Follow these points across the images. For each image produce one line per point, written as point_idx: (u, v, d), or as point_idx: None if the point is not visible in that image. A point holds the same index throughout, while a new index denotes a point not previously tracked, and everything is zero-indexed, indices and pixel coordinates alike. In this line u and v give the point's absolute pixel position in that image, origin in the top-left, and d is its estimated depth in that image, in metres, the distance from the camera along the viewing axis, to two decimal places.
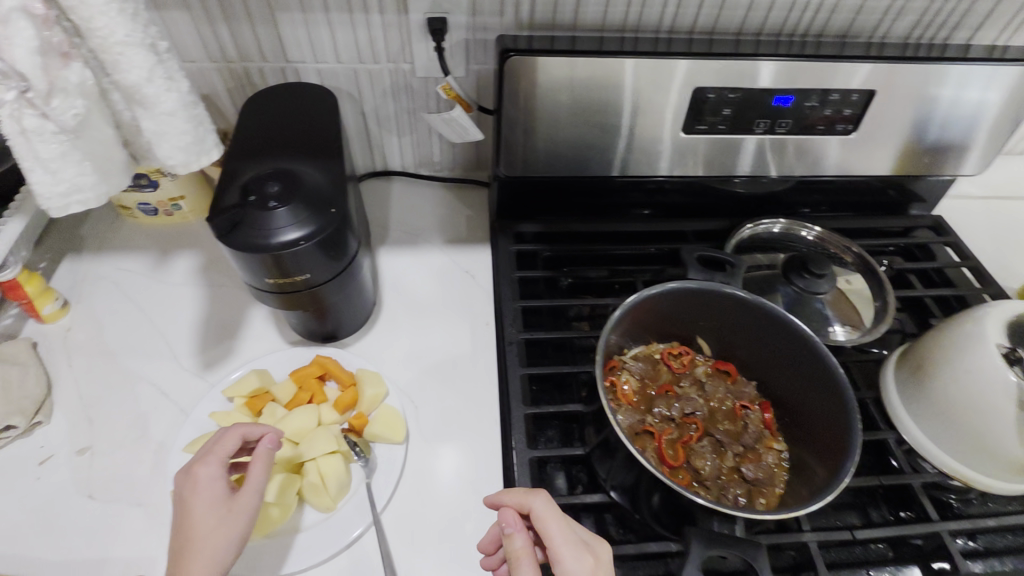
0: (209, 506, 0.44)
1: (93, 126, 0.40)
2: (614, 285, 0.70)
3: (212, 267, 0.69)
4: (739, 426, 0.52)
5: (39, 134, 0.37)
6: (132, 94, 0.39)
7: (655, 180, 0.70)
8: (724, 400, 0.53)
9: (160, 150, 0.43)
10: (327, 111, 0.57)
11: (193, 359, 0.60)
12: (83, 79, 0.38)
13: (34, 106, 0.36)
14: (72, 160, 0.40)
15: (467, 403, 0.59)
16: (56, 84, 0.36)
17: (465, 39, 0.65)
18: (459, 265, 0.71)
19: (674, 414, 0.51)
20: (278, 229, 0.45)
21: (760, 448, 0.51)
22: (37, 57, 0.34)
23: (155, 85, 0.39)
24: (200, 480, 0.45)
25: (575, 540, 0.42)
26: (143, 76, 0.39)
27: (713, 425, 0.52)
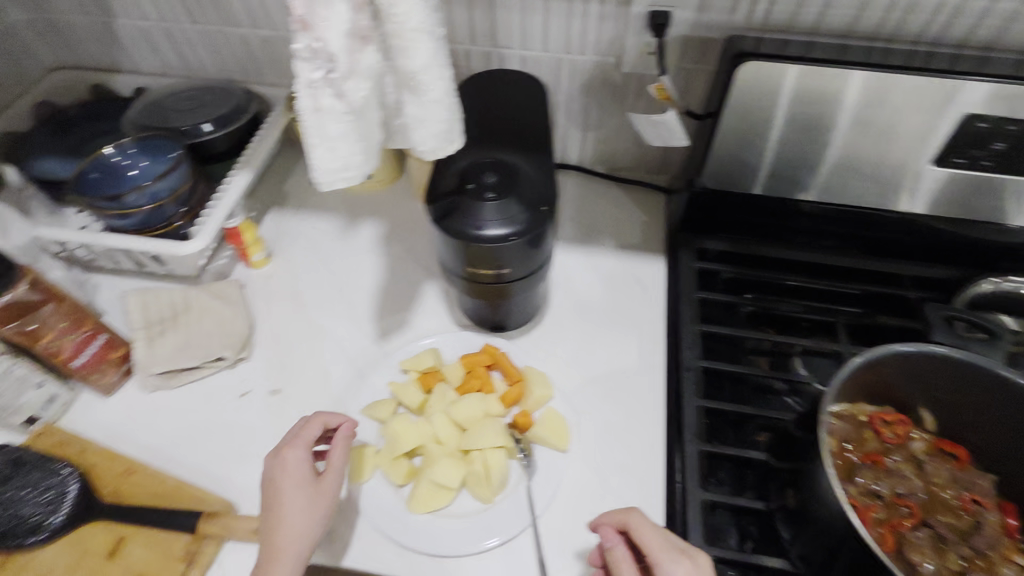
0: (296, 488, 0.45)
1: (370, 112, 0.35)
2: (802, 323, 0.62)
3: (392, 239, 0.72)
4: (968, 523, 0.44)
5: (330, 116, 0.32)
6: (409, 81, 0.35)
7: (872, 212, 0.62)
8: (948, 487, 0.45)
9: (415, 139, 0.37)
10: (538, 101, 0.56)
11: (370, 325, 0.63)
12: (374, 64, 0.33)
13: (331, 88, 0.31)
14: (350, 143, 0.34)
15: (631, 422, 0.55)
16: (354, 66, 0.32)
17: (684, 36, 0.60)
18: (631, 273, 0.67)
19: (883, 490, 0.45)
20: (492, 221, 0.46)
21: (995, 557, 0.42)
22: (345, 37, 0.31)
23: (431, 71, 0.35)
24: (287, 463, 0.46)
25: (668, 545, 0.41)
26: (424, 61, 0.34)
27: (932, 513, 0.44)
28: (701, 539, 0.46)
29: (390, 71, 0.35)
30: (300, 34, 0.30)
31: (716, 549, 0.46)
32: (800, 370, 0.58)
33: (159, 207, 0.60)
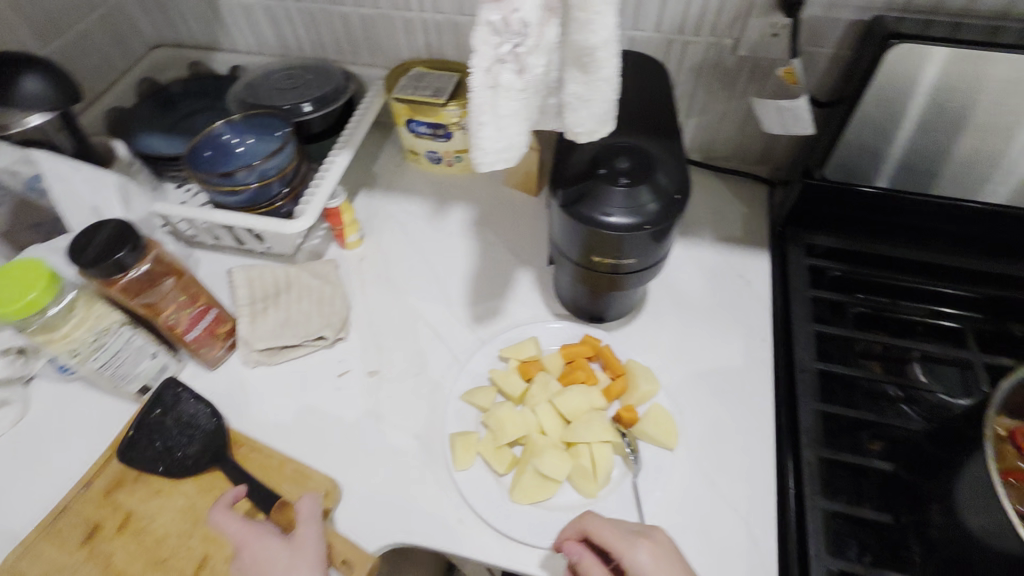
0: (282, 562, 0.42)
1: (538, 91, 0.34)
2: (916, 326, 0.59)
3: (483, 224, 0.71)
4: None
5: (508, 92, 0.32)
6: (584, 57, 0.33)
7: (1007, 210, 0.57)
8: None
9: (575, 118, 0.36)
10: (659, 84, 0.53)
11: (465, 310, 0.62)
12: (554, 40, 0.33)
13: (516, 61, 0.31)
14: (518, 121, 0.34)
15: (737, 422, 0.53)
16: (538, 41, 0.32)
17: (815, 17, 0.56)
18: (733, 267, 0.65)
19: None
20: (624, 208, 0.44)
21: None
22: (540, 9, 0.30)
23: (611, 47, 0.33)
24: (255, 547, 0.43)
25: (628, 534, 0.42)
26: (607, 37, 0.32)
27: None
28: (825, 550, 0.43)
29: (561, 46, 0.34)
30: (492, 5, 0.30)
31: (841, 561, 0.43)
32: (917, 377, 0.55)
33: (267, 185, 0.60)
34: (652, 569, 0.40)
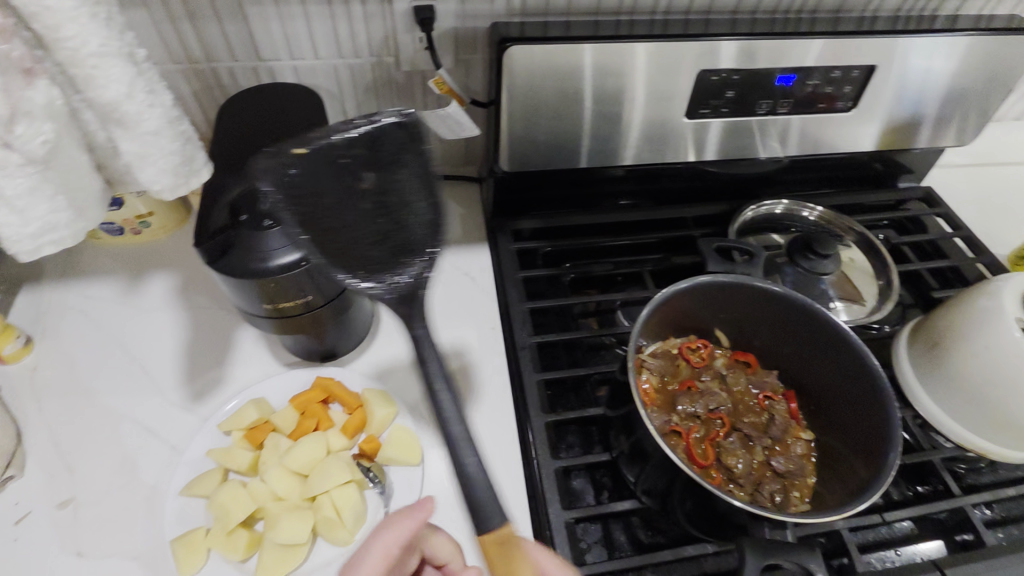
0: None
1: (66, 152, 0.40)
2: (617, 278, 0.68)
3: (190, 288, 0.63)
4: (764, 418, 0.51)
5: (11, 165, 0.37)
6: (111, 114, 0.40)
7: (650, 167, 0.69)
8: (746, 391, 0.53)
9: (141, 173, 0.43)
10: (313, 114, 0.52)
11: (180, 392, 0.55)
12: (51, 98, 0.37)
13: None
14: (41, 195, 0.39)
15: (479, 413, 0.57)
16: (21, 105, 0.36)
17: (453, 30, 0.61)
18: (457, 267, 0.68)
19: (698, 410, 0.50)
20: (277, 251, 0.42)
21: (788, 439, 0.51)
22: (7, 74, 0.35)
23: (135, 102, 0.40)
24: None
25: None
26: (122, 92, 0.39)
27: (740, 419, 0.51)
28: (559, 507, 0.48)
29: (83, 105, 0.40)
30: None
31: (574, 510, 0.48)
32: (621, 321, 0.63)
33: None
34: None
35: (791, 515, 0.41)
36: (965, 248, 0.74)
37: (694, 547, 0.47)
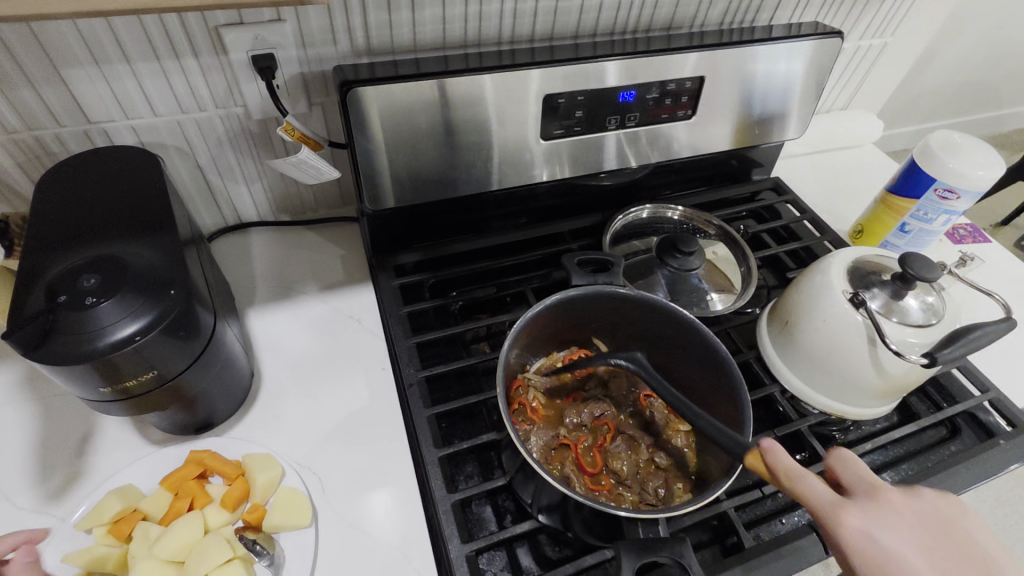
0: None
1: None
2: (505, 298, 0.69)
3: (38, 376, 0.57)
4: (647, 416, 0.54)
5: None
6: None
7: (521, 188, 0.71)
8: (628, 393, 0.55)
9: None
10: (153, 178, 0.50)
11: (29, 495, 0.50)
12: None
13: None
14: None
15: (373, 460, 0.55)
16: None
17: (301, 73, 0.61)
18: (341, 310, 0.67)
19: (583, 420, 0.53)
20: (105, 329, 0.39)
21: (669, 432, 0.54)
22: None
23: None
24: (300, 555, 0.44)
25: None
26: None
27: (624, 420, 0.54)
28: (459, 542, 0.47)
29: None
30: None
31: (475, 542, 0.48)
32: None
33: None
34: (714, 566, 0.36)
35: (661, 510, 0.44)
36: (813, 228, 0.82)
37: (593, 555, 0.48)
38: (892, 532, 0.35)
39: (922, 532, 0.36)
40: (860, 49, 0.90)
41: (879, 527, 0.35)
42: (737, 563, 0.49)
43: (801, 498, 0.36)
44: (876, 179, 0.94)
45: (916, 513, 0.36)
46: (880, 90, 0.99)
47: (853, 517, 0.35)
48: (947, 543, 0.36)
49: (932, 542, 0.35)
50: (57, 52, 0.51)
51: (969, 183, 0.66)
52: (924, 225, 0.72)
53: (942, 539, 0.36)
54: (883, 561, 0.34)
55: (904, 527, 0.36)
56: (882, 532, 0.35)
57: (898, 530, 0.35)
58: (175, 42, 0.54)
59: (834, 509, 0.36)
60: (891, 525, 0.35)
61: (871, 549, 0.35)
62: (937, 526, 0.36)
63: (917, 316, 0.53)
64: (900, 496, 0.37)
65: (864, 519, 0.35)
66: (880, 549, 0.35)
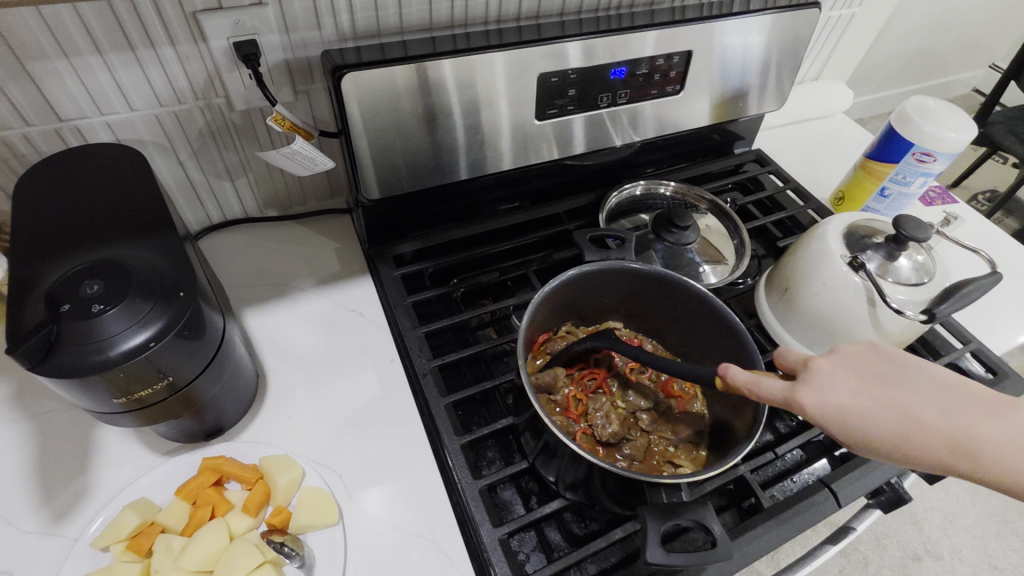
0: (851, 399, 0.38)
1: None
2: (506, 282, 0.69)
3: (26, 393, 0.54)
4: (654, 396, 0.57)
5: None
6: None
7: (514, 170, 0.70)
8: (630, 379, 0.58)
9: None
10: (140, 178, 0.48)
11: (33, 517, 0.47)
12: None
13: None
14: None
15: (392, 453, 0.54)
16: None
17: (285, 60, 0.58)
18: (341, 304, 0.65)
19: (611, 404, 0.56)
20: (115, 338, 0.37)
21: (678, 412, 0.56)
22: None
23: None
24: (831, 379, 0.39)
25: (840, 385, 0.38)
26: None
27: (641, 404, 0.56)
28: (491, 526, 0.47)
29: None
30: None
31: (505, 525, 0.48)
32: (516, 325, 0.63)
33: None
34: (847, 396, 0.38)
35: (685, 475, 0.44)
36: (796, 197, 0.84)
37: (621, 528, 0.49)
38: (835, 387, 0.38)
39: (858, 375, 0.39)
40: (830, 20, 0.92)
41: (822, 387, 0.38)
42: (757, 522, 0.51)
43: (768, 402, 0.39)
44: (850, 148, 0.97)
45: (843, 367, 0.39)
46: (848, 60, 1.01)
47: (802, 394, 0.38)
48: (876, 361, 0.40)
49: (874, 382, 0.39)
50: (20, 46, 0.47)
51: (945, 146, 0.69)
52: (902, 188, 0.75)
53: (878, 365, 0.40)
54: (855, 413, 0.38)
55: (837, 381, 0.39)
56: (824, 391, 0.38)
57: (836, 386, 0.38)
58: (151, 32, 0.51)
59: (789, 394, 0.38)
60: (830, 383, 0.39)
61: (828, 413, 0.38)
62: (866, 365, 0.40)
63: (908, 275, 0.55)
64: (825, 360, 0.40)
65: (812, 391, 0.38)
66: (834, 409, 0.38)
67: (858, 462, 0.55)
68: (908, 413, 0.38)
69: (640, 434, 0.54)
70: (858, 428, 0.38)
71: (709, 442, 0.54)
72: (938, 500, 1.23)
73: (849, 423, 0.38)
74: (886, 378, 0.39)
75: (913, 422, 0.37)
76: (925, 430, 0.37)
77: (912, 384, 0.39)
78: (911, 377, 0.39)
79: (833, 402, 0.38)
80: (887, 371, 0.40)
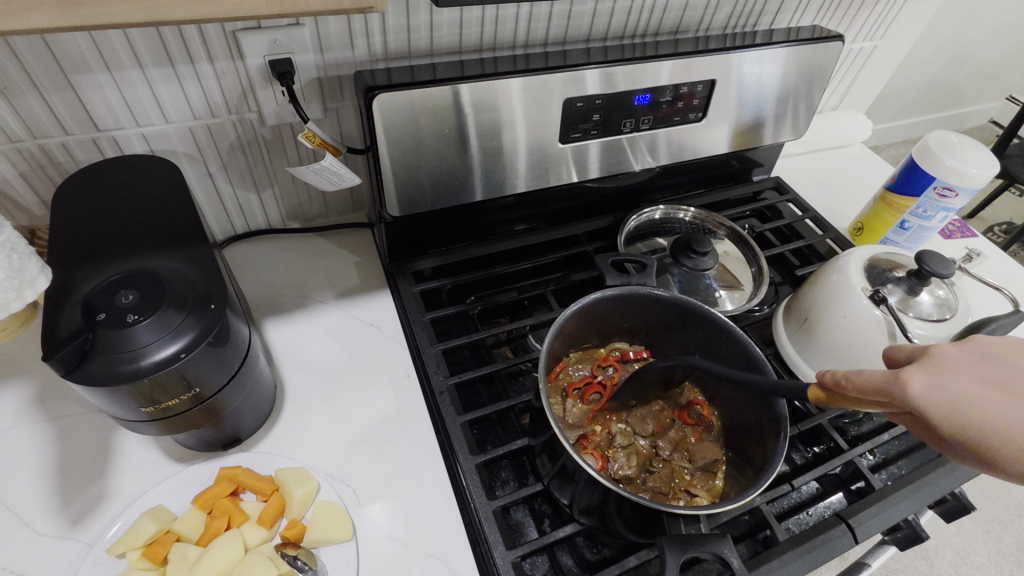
0: (969, 383, 0.32)
1: None
2: (524, 302, 0.69)
3: (50, 395, 0.55)
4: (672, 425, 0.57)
5: None
6: None
7: (534, 192, 0.71)
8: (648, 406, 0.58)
9: None
10: (174, 191, 0.49)
11: (51, 520, 0.48)
12: None
13: None
14: None
15: (406, 469, 0.54)
16: None
17: (317, 78, 0.60)
18: (360, 318, 0.66)
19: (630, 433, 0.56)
20: (146, 348, 0.38)
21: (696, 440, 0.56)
22: None
23: None
24: (948, 363, 0.34)
25: (971, 375, 0.32)
26: None
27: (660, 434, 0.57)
28: (504, 548, 0.47)
29: None
30: None
31: (519, 548, 0.48)
32: (533, 345, 0.64)
33: None
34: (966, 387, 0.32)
35: (704, 506, 0.43)
36: (815, 226, 0.84)
37: (635, 556, 0.48)
38: (955, 376, 0.33)
39: (990, 365, 0.33)
40: (851, 52, 0.93)
41: (938, 374, 0.33)
42: (772, 556, 0.50)
43: (869, 393, 0.35)
44: (868, 178, 0.97)
45: (973, 357, 0.33)
46: (868, 91, 1.02)
47: (909, 377, 0.33)
48: (1021, 358, 0.33)
49: (1015, 376, 0.32)
50: (66, 59, 0.49)
51: (967, 181, 0.69)
52: (923, 222, 0.75)
53: (1022, 361, 0.33)
54: (982, 400, 0.31)
55: (960, 370, 0.33)
56: (941, 378, 0.33)
57: (955, 373, 0.33)
58: (191, 49, 0.52)
59: (892, 375, 0.34)
60: (948, 372, 0.33)
61: (940, 397, 0.32)
62: (1008, 357, 0.33)
63: (930, 310, 0.55)
64: (949, 348, 0.35)
65: (923, 374, 0.33)
66: (954, 397, 0.32)
67: (875, 498, 0.55)
68: None
69: (663, 464, 0.55)
70: (973, 419, 0.31)
71: (730, 470, 0.54)
72: (951, 537, 1.20)
73: (971, 414, 0.31)
74: None
75: None
76: None
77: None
78: None
79: (948, 390, 0.32)
80: None
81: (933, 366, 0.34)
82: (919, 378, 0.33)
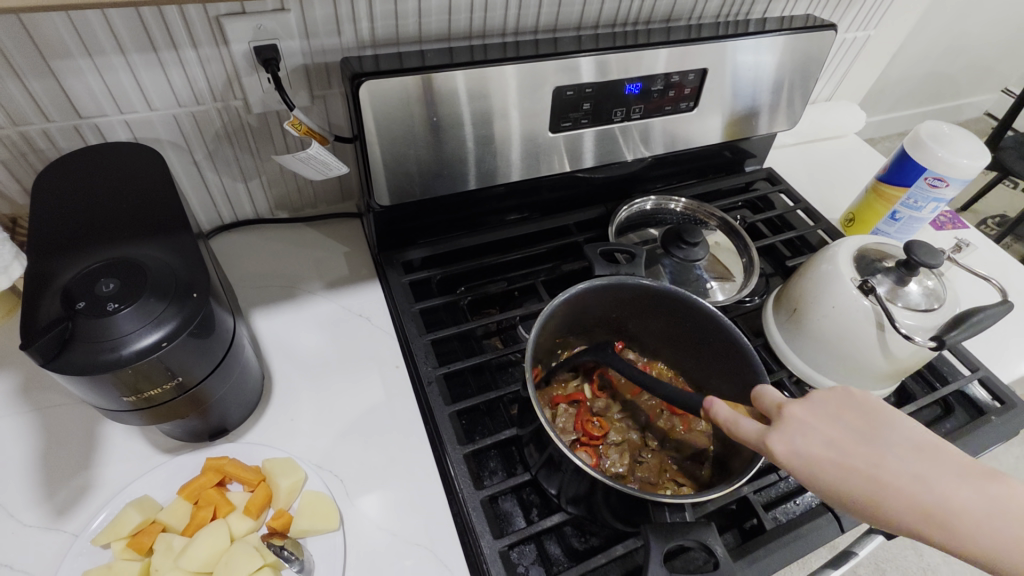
0: (815, 439, 0.38)
1: None
2: (514, 292, 0.69)
3: (34, 386, 0.55)
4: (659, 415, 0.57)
5: None
6: None
7: (525, 182, 0.71)
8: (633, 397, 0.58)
9: None
10: (157, 179, 0.48)
11: (36, 511, 0.47)
12: None
13: None
14: None
15: (395, 459, 0.54)
16: None
17: (304, 65, 0.59)
18: (349, 308, 0.65)
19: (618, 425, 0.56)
20: (128, 336, 0.38)
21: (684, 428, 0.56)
22: None
23: None
24: (803, 421, 0.39)
25: (813, 432, 0.38)
26: None
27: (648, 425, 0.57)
28: (491, 537, 0.47)
29: None
30: None
31: (506, 537, 0.48)
32: (523, 335, 0.64)
33: None
34: (808, 445, 0.38)
35: (691, 494, 0.43)
36: (806, 217, 0.84)
37: (623, 545, 0.48)
38: (808, 436, 0.38)
39: (833, 425, 0.38)
40: (845, 41, 0.92)
41: (795, 437, 0.38)
42: (759, 544, 0.50)
43: (742, 443, 0.39)
44: (861, 169, 0.97)
45: (815, 414, 0.39)
46: (862, 81, 1.02)
47: (774, 441, 0.38)
48: (853, 414, 0.39)
49: (852, 438, 0.38)
50: (45, 44, 0.48)
51: (958, 171, 0.69)
52: (913, 212, 0.75)
53: (853, 414, 0.39)
54: (826, 463, 0.37)
55: (810, 431, 0.38)
56: (795, 439, 0.38)
57: (808, 435, 0.38)
58: (174, 34, 0.52)
59: (762, 440, 0.38)
60: (801, 430, 0.38)
61: (800, 462, 0.37)
62: (845, 417, 0.39)
63: (918, 300, 0.55)
64: (798, 406, 0.40)
65: (785, 440, 0.38)
66: (805, 460, 0.37)
67: None
68: (882, 478, 0.36)
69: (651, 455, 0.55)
70: (828, 481, 0.37)
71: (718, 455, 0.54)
72: None
73: (823, 478, 0.37)
74: (864, 437, 0.38)
75: (898, 496, 0.36)
76: (888, 489, 0.36)
77: (885, 444, 0.37)
78: (888, 435, 0.38)
79: (803, 448, 0.38)
80: (865, 426, 0.38)
81: (783, 421, 0.39)
82: (778, 444, 0.38)
